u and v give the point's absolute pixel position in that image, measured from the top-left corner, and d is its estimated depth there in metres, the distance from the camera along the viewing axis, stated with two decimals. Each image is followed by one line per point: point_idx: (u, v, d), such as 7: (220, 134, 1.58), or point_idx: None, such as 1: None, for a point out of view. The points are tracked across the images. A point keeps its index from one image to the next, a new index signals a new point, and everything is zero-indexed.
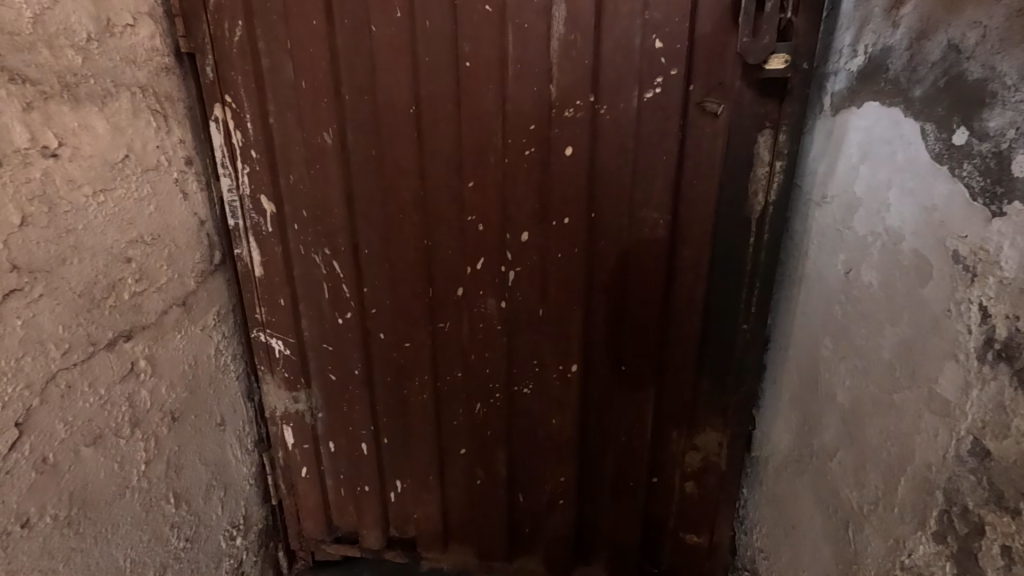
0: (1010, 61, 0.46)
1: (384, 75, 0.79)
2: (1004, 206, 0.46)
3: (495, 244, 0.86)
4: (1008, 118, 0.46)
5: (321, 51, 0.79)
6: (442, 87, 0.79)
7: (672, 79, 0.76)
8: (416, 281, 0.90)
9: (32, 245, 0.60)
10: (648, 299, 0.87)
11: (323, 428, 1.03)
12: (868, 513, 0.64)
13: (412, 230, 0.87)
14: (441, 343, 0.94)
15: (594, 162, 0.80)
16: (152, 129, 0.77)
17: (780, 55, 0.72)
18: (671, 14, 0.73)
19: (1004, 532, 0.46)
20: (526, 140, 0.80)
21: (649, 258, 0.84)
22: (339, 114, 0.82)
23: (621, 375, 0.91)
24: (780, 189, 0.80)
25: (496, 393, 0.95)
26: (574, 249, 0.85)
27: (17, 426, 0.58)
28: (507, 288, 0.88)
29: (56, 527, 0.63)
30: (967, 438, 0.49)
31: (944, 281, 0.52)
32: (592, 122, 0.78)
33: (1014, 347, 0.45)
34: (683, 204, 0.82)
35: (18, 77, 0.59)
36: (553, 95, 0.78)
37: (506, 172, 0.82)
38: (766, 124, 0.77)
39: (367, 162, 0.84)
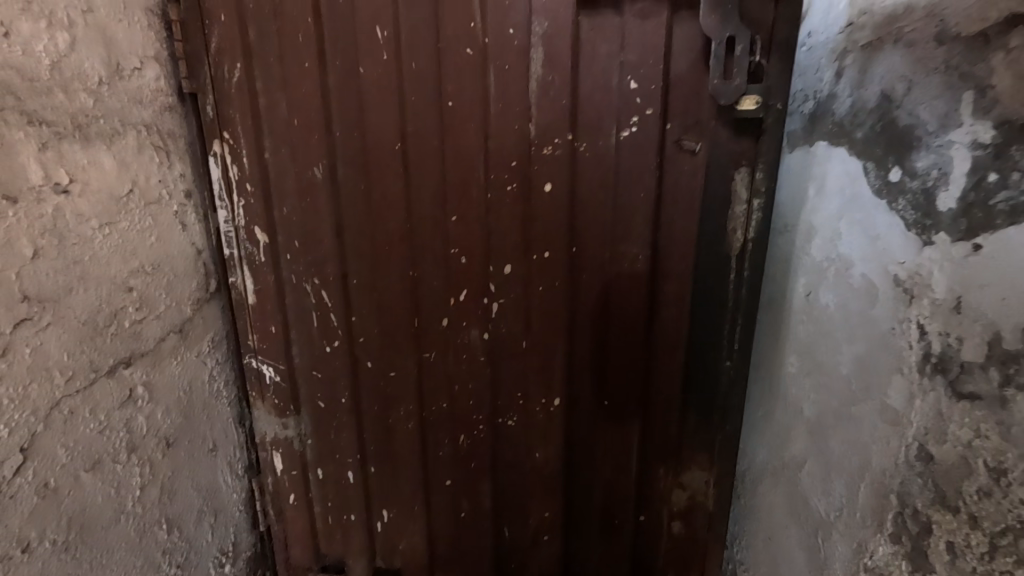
0: (930, 111, 0.53)
1: (374, 114, 0.85)
2: (933, 236, 0.52)
3: (479, 276, 0.90)
4: (931, 160, 0.52)
5: (314, 90, 0.84)
6: (428, 125, 0.85)
7: (647, 118, 0.82)
8: (404, 310, 0.94)
9: (41, 276, 0.62)
10: (630, 329, 0.91)
11: (312, 455, 1.04)
12: (834, 521, 0.68)
13: (400, 262, 0.91)
14: (429, 372, 0.97)
15: (573, 200, 0.86)
16: (155, 165, 0.81)
17: (751, 96, 0.79)
18: (644, 58, 0.80)
19: (948, 528, 0.51)
20: (508, 176, 0.86)
21: (629, 288, 0.90)
22: (331, 151, 0.87)
23: (607, 409, 0.96)
24: (758, 226, 0.85)
25: (481, 422, 0.98)
26: (556, 283, 0.90)
27: (21, 452, 0.60)
28: (491, 318, 0.93)
29: (55, 552, 0.64)
30: (914, 444, 0.55)
31: (888, 302, 0.58)
32: (571, 158, 0.84)
33: (947, 360, 0.50)
34: (662, 237, 0.87)
35: (35, 120, 0.62)
36: (534, 133, 0.84)
37: (489, 206, 0.87)
38: (743, 162, 0.83)
39: (355, 195, 0.89)
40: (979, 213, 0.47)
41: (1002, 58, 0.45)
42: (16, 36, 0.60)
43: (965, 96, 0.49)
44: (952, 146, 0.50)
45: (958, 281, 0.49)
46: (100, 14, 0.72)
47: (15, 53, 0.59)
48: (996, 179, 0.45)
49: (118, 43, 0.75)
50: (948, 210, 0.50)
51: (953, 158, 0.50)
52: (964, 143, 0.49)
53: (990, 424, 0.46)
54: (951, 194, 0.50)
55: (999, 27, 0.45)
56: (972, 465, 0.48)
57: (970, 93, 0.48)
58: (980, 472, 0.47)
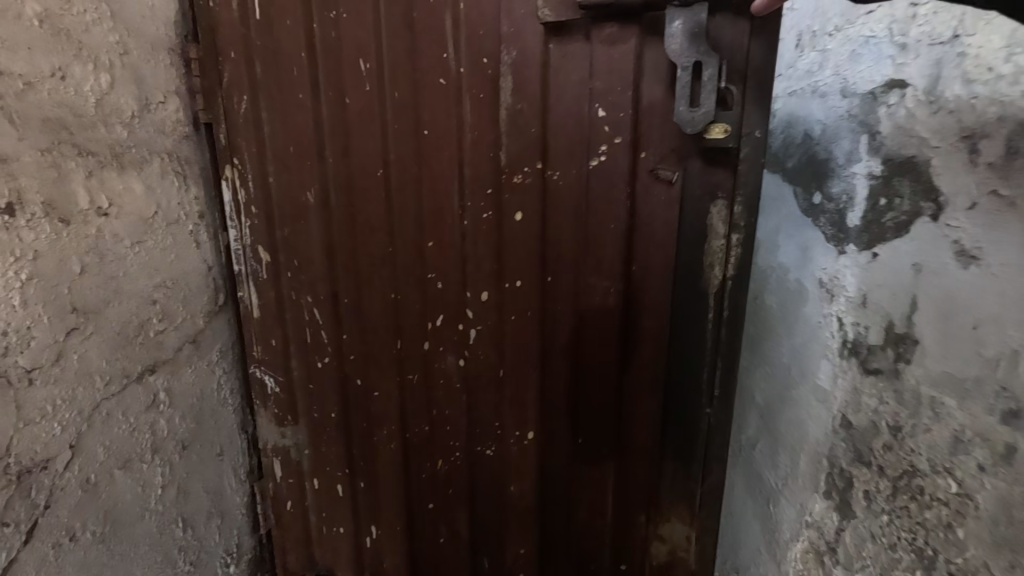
0: (838, 148, 0.67)
1: (359, 142, 0.92)
2: (845, 247, 0.66)
3: (455, 302, 0.96)
4: (843, 187, 0.66)
5: (308, 118, 0.92)
6: (407, 153, 0.91)
7: (615, 147, 0.84)
8: (386, 333, 1.00)
9: (87, 290, 0.69)
10: (604, 369, 0.94)
11: (308, 465, 1.09)
12: (781, 488, 0.81)
13: (382, 284, 0.98)
14: (409, 393, 1.02)
15: (543, 227, 0.90)
16: (175, 189, 0.89)
17: (720, 125, 0.76)
18: (612, 86, 0.82)
19: (863, 480, 0.63)
20: (483, 203, 0.90)
21: (603, 322, 0.92)
22: (322, 176, 0.94)
23: (580, 447, 0.98)
24: (738, 260, 0.83)
25: (457, 449, 1.03)
26: (527, 311, 0.94)
27: (71, 447, 0.66)
28: (467, 344, 0.97)
29: (94, 543, 0.70)
30: (838, 414, 0.67)
31: (815, 301, 0.71)
32: (541, 185, 0.88)
33: (858, 344, 0.63)
34: (636, 272, 0.89)
35: (82, 151, 0.70)
36: (505, 161, 0.88)
37: (465, 233, 0.93)
38: (718, 195, 0.82)
39: (343, 220, 0.95)
40: (875, 229, 0.61)
41: (887, 111, 0.58)
42: (70, 78, 0.68)
43: (860, 140, 0.62)
44: (854, 175, 0.64)
45: (863, 281, 0.63)
46: (134, 56, 0.82)
47: (68, 94, 0.68)
48: (885, 203, 0.59)
49: (145, 81, 0.84)
50: (855, 226, 0.64)
51: (856, 185, 0.64)
52: (863, 174, 0.62)
53: (889, 392, 0.59)
54: (855, 213, 0.64)
55: (882, 88, 0.59)
56: (878, 426, 0.61)
57: (866, 137, 0.61)
58: (883, 430, 0.60)
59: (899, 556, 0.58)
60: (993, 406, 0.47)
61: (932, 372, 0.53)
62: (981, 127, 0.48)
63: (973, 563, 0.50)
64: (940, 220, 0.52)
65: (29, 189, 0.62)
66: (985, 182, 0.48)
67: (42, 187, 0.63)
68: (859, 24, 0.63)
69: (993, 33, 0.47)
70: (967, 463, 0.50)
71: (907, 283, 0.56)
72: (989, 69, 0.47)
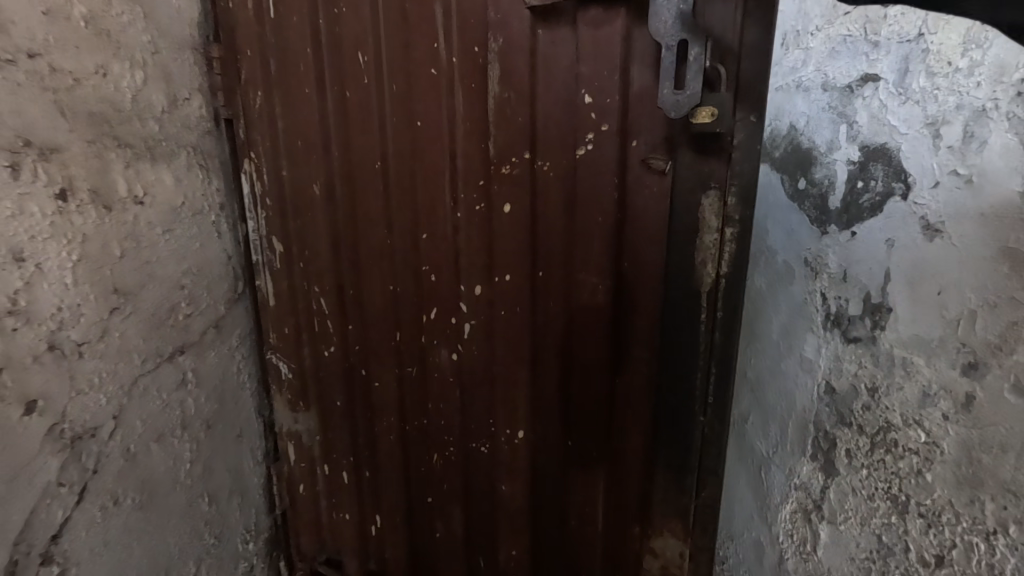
0: (819, 136, 0.73)
1: (360, 137, 0.93)
2: (826, 227, 0.72)
3: (449, 294, 0.94)
4: (825, 172, 0.72)
5: (313, 113, 0.94)
6: (403, 146, 0.91)
7: (603, 135, 0.79)
8: (385, 323, 1.00)
9: (125, 271, 0.78)
10: (592, 369, 0.88)
11: (320, 450, 1.12)
12: (772, 457, 0.86)
13: (381, 276, 0.98)
14: (406, 383, 1.02)
15: (534, 221, 0.86)
16: (200, 181, 0.94)
17: (707, 108, 0.70)
18: (598, 70, 0.77)
19: (846, 440, 0.69)
20: (476, 195, 0.88)
21: (592, 320, 0.86)
22: (328, 169, 0.96)
23: (570, 449, 0.93)
24: (733, 258, 0.76)
25: (451, 444, 1.02)
26: (517, 306, 0.90)
27: (115, 418, 0.76)
28: (461, 338, 0.95)
29: (132, 510, 0.79)
30: (823, 381, 0.73)
31: (802, 278, 0.77)
32: (530, 176, 0.84)
33: (840, 316, 0.70)
34: (626, 267, 0.83)
35: (122, 143, 0.78)
36: (495, 154, 0.85)
37: (457, 227, 0.91)
38: (712, 185, 0.75)
39: (344, 215, 0.98)
40: (854, 210, 0.67)
41: (862, 102, 0.65)
42: (112, 75, 0.77)
43: (840, 129, 0.69)
44: (834, 161, 0.70)
45: (842, 259, 0.69)
46: (164, 54, 0.87)
47: (110, 89, 0.76)
48: (862, 185, 0.65)
49: (175, 78, 0.89)
50: (836, 207, 0.70)
51: (836, 170, 0.70)
52: (842, 160, 0.69)
53: (867, 357, 0.65)
54: (835, 196, 0.70)
55: (858, 82, 0.65)
56: (857, 389, 0.67)
57: (845, 126, 0.68)
58: (862, 392, 0.66)
59: (877, 504, 0.64)
60: (955, 359, 0.53)
61: (903, 335, 0.60)
62: (942, 115, 0.54)
63: (939, 503, 0.56)
64: (909, 199, 0.58)
65: (79, 178, 0.71)
66: (946, 163, 0.54)
67: (89, 176, 0.72)
68: (838, 24, 0.69)
69: (952, 32, 0.53)
70: (933, 414, 0.56)
71: (881, 258, 0.63)
72: (949, 63, 0.53)
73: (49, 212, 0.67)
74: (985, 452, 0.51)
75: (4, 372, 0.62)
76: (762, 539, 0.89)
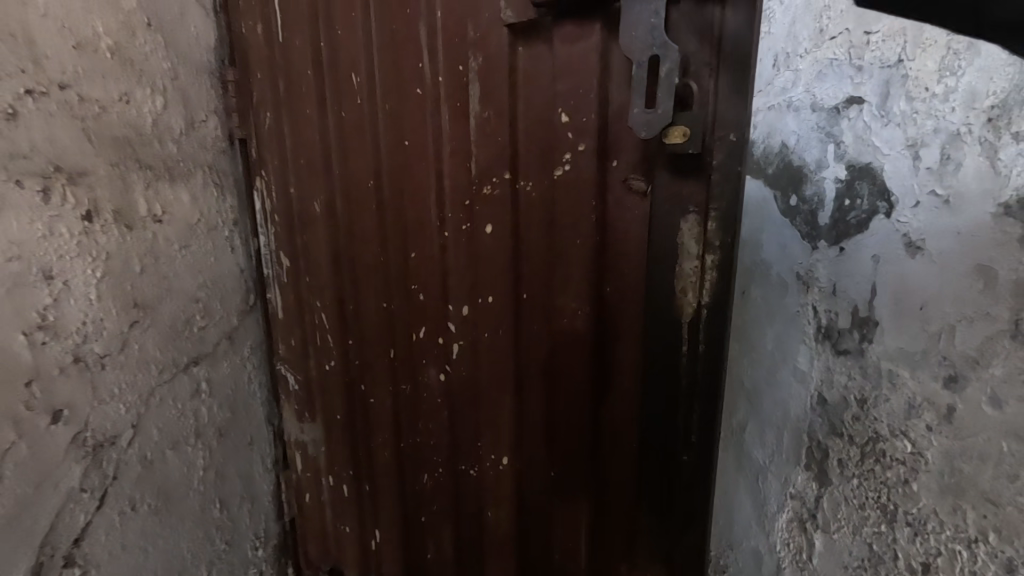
0: (810, 156, 0.74)
1: (355, 155, 0.95)
2: (817, 243, 0.74)
3: (438, 313, 0.93)
4: (816, 189, 0.74)
5: (315, 133, 0.98)
6: (392, 162, 0.91)
7: (580, 154, 0.74)
8: (380, 338, 1.01)
9: (143, 286, 0.83)
10: (573, 398, 0.83)
11: (325, 460, 1.15)
12: (766, 466, 0.87)
13: (376, 293, 0.99)
14: (401, 400, 1.02)
15: (517, 243, 0.83)
16: (214, 199, 0.99)
17: (680, 127, 0.65)
18: (575, 88, 0.73)
19: (841, 449, 0.70)
20: (463, 216, 0.86)
21: (573, 347, 0.81)
22: (328, 187, 0.99)
23: (554, 480, 0.88)
24: (713, 291, 0.70)
25: (440, 466, 1.00)
26: (501, 329, 0.87)
27: (132, 427, 0.82)
28: (450, 358, 0.94)
29: (147, 515, 0.84)
30: (815, 392, 0.75)
31: (795, 291, 0.78)
32: (511, 197, 0.81)
33: (830, 329, 0.71)
34: (609, 292, 0.77)
35: (142, 164, 0.84)
36: (476, 174, 0.83)
37: (445, 247, 0.89)
38: (690, 208, 0.69)
39: (341, 233, 1.00)
40: (841, 226, 0.69)
41: (847, 124, 0.67)
42: (134, 102, 0.82)
43: (829, 148, 0.71)
44: (824, 177, 0.72)
45: (833, 274, 0.71)
46: (182, 80, 0.91)
47: (130, 115, 0.82)
48: (848, 203, 0.67)
49: (192, 101, 0.94)
50: (825, 224, 0.72)
51: (824, 188, 0.72)
52: (829, 178, 0.71)
53: (857, 368, 0.67)
54: (824, 212, 0.72)
55: (844, 103, 0.68)
56: (847, 401, 0.69)
57: (833, 146, 0.70)
58: (852, 403, 0.68)
59: (868, 513, 0.66)
60: (937, 372, 0.55)
61: (889, 349, 0.62)
62: (921, 139, 0.56)
63: (926, 512, 0.57)
64: (891, 217, 0.61)
65: (103, 199, 0.77)
66: (925, 184, 0.56)
67: (113, 197, 0.79)
68: (824, 49, 0.71)
69: (928, 59, 0.56)
70: (919, 425, 0.58)
71: (869, 273, 0.65)
72: (926, 89, 0.56)
73: (76, 232, 0.73)
74: (968, 462, 0.53)
75: (34, 385, 0.68)
76: (759, 547, 0.90)
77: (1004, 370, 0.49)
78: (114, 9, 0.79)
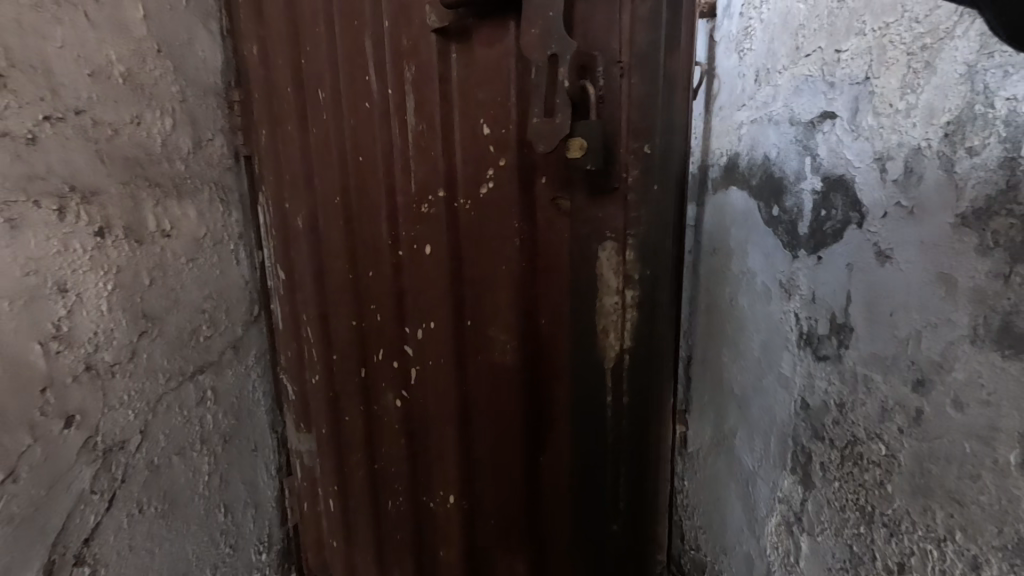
0: (788, 167, 0.79)
1: (320, 168, 0.99)
2: (796, 252, 0.77)
3: (395, 335, 0.96)
4: (795, 201, 0.77)
5: (298, 151, 1.01)
6: (341, 176, 0.96)
7: (501, 170, 0.79)
8: (350, 359, 1.04)
9: (152, 298, 0.88)
10: (511, 427, 0.88)
11: (320, 472, 1.16)
12: (755, 470, 0.91)
13: (346, 311, 1.02)
14: (373, 421, 1.04)
15: (455, 266, 0.87)
16: (221, 214, 1.03)
17: (578, 140, 0.69)
18: (494, 95, 0.77)
19: (819, 453, 0.73)
20: (416, 237, 0.90)
21: (504, 378, 0.87)
22: (311, 203, 1.02)
23: (498, 518, 0.93)
24: (633, 328, 0.78)
25: (400, 493, 1.03)
26: (443, 355, 0.92)
27: (140, 432, 0.85)
28: (410, 380, 0.97)
29: (155, 517, 0.88)
30: (798, 398, 0.77)
31: (777, 298, 0.82)
32: (449, 216, 0.85)
33: (811, 335, 0.74)
34: (533, 325, 0.83)
35: (152, 182, 0.88)
36: (417, 193, 0.88)
37: (399, 267, 0.93)
38: (607, 234, 0.75)
39: (315, 249, 1.04)
40: (819, 236, 0.71)
41: (822, 137, 0.70)
42: (145, 124, 0.87)
43: (805, 161, 0.74)
44: (802, 189, 0.75)
45: (811, 281, 0.74)
46: (190, 102, 0.96)
47: (142, 136, 0.87)
48: (824, 214, 0.70)
49: (199, 121, 0.98)
50: (803, 233, 0.75)
51: (802, 200, 0.75)
52: (806, 190, 0.74)
53: (835, 374, 0.69)
54: (803, 222, 0.75)
55: (818, 118, 0.71)
56: (826, 406, 0.71)
57: (809, 158, 0.73)
58: (831, 408, 0.70)
59: (848, 515, 0.68)
60: (908, 376, 0.57)
61: (864, 354, 0.64)
62: (887, 152, 0.59)
63: (899, 512, 0.59)
64: (863, 227, 0.63)
65: (114, 216, 0.81)
66: (891, 196, 0.59)
67: (123, 214, 0.83)
68: (800, 65, 0.75)
69: (891, 77, 0.58)
70: (890, 428, 0.60)
71: (843, 281, 0.67)
72: (891, 105, 0.58)
73: (89, 247, 0.78)
74: (934, 463, 0.54)
75: (48, 393, 0.73)
76: (752, 552, 0.92)
77: (963, 373, 0.51)
78: (126, 38, 0.84)
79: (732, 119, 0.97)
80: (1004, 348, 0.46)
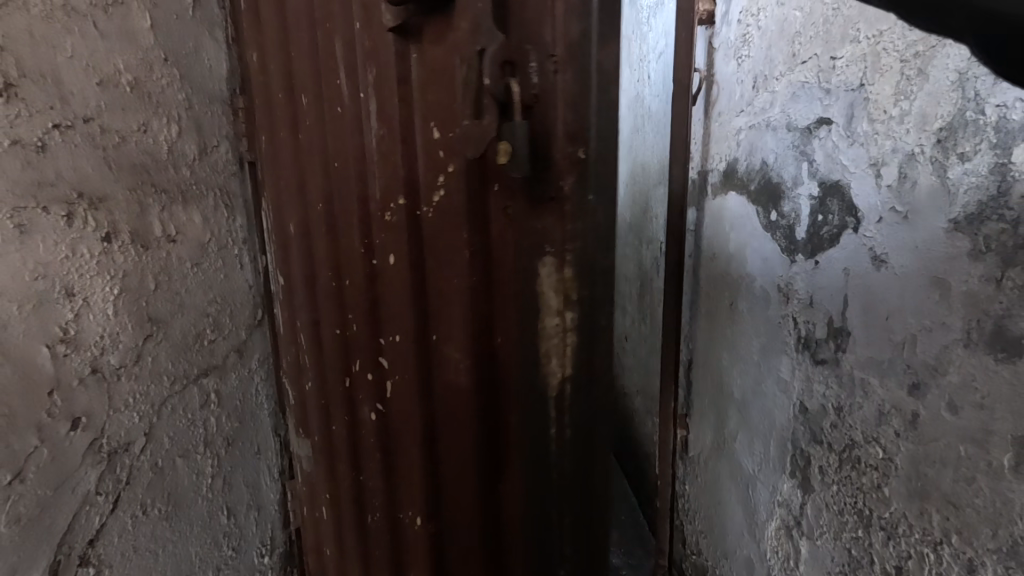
0: (786, 171, 0.85)
1: (281, 144, 0.74)
2: (795, 255, 0.84)
3: (369, 343, 0.68)
4: (794, 205, 0.84)
5: (267, 145, 0.82)
6: (313, 154, 0.68)
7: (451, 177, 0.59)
8: (311, 374, 0.79)
9: (158, 302, 0.89)
10: (463, 473, 0.69)
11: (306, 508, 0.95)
12: (756, 473, 0.97)
13: (307, 313, 0.76)
14: (335, 448, 0.77)
15: (420, 278, 0.64)
16: (227, 218, 1.03)
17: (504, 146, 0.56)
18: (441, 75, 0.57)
19: (818, 457, 0.80)
20: (387, 243, 0.63)
21: (456, 411, 0.67)
22: (274, 184, 0.77)
23: None
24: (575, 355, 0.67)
25: (377, 507, 0.74)
26: (407, 376, 0.67)
27: (145, 435, 0.87)
28: (385, 394, 0.69)
29: (158, 519, 0.89)
30: (798, 405, 0.84)
31: (777, 306, 0.90)
32: (414, 225, 0.62)
33: (812, 340, 0.81)
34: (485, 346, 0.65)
35: (158, 189, 0.90)
36: (378, 191, 0.62)
37: (376, 275, 0.65)
38: (546, 248, 0.63)
39: (281, 236, 0.77)
40: (817, 240, 0.79)
41: (819, 142, 0.77)
42: (151, 132, 0.88)
43: (802, 166, 0.81)
44: (800, 192, 0.82)
45: (811, 288, 0.81)
46: (197, 109, 0.96)
47: (148, 143, 0.88)
48: (823, 217, 0.77)
49: (204, 125, 0.97)
50: (801, 237, 0.83)
51: (800, 203, 0.82)
52: (805, 193, 0.81)
53: (834, 380, 0.76)
54: (800, 225, 0.83)
55: (815, 124, 0.78)
56: (826, 411, 0.78)
57: (806, 163, 0.80)
58: (831, 413, 0.77)
59: (847, 519, 0.75)
60: (904, 379, 0.64)
61: (861, 357, 0.71)
62: (881, 158, 0.66)
63: (896, 515, 0.66)
64: (860, 231, 0.70)
65: (121, 222, 0.83)
66: (886, 201, 0.66)
67: (130, 220, 0.84)
68: (796, 72, 0.82)
69: (885, 86, 0.65)
70: (888, 432, 0.67)
71: (841, 285, 0.74)
72: (886, 111, 0.65)
73: (97, 252, 0.79)
74: (928, 467, 0.61)
75: (55, 395, 0.74)
76: (753, 554, 0.99)
77: (957, 375, 0.57)
78: (133, 47, 0.86)
79: (730, 124, 1.04)
80: (998, 352, 0.53)
